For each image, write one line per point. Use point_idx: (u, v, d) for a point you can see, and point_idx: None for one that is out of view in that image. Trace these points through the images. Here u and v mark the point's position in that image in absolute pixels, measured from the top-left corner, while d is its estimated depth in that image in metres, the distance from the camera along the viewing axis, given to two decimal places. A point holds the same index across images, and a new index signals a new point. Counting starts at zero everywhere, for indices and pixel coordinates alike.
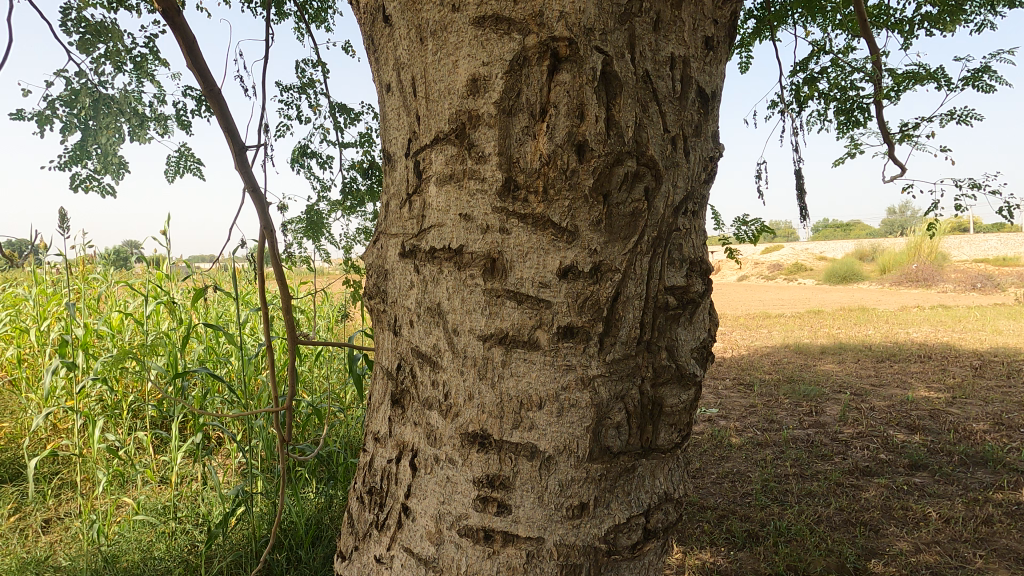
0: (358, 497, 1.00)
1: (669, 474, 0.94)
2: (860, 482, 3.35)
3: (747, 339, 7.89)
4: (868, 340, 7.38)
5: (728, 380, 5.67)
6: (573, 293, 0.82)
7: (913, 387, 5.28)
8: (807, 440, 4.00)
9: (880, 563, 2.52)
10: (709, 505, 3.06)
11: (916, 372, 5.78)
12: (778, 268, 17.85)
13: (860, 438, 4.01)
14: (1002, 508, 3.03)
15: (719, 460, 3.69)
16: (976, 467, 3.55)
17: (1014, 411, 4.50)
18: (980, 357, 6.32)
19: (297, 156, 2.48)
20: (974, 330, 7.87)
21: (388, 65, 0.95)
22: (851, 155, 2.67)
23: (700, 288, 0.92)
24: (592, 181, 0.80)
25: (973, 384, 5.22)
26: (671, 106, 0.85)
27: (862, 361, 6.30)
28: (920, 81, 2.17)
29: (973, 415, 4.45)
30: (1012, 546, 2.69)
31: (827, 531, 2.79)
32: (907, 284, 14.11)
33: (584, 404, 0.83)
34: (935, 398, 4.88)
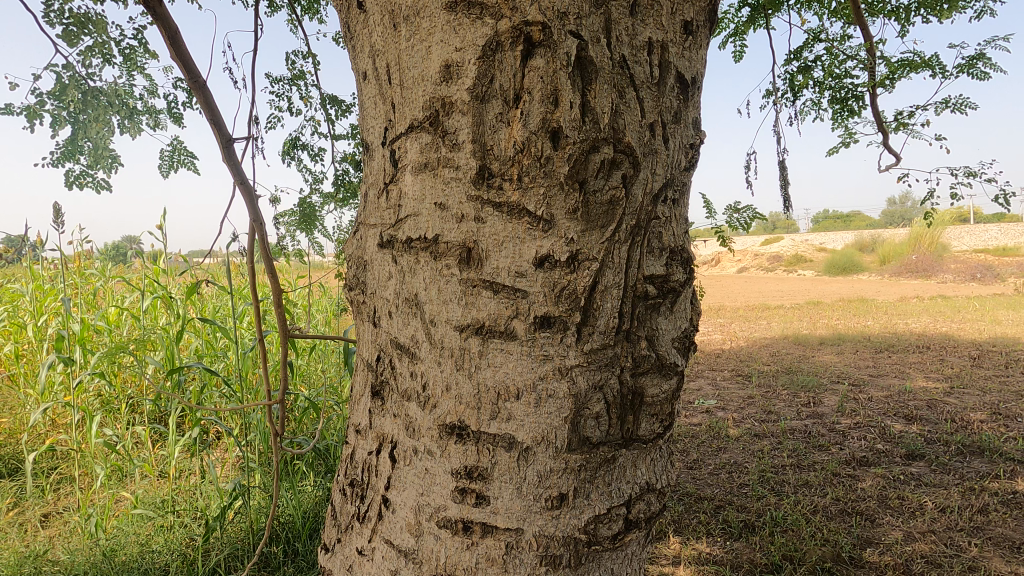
0: (341, 489, 1.00)
1: (653, 464, 0.94)
2: (857, 472, 3.36)
3: (746, 331, 7.92)
4: (866, 331, 7.40)
5: (726, 372, 5.69)
6: (549, 283, 0.81)
7: (911, 377, 5.29)
8: (804, 431, 4.01)
9: (875, 553, 2.54)
10: (706, 496, 3.08)
11: (914, 362, 5.79)
12: (777, 259, 17.85)
13: (857, 428, 4.03)
14: (999, 496, 3.04)
15: (716, 451, 3.71)
16: (973, 456, 3.56)
17: (1012, 401, 4.51)
18: (978, 346, 6.34)
19: (288, 148, 2.47)
20: (973, 320, 7.89)
21: (364, 52, 0.94)
22: (846, 144, 2.67)
23: (680, 277, 0.91)
24: (567, 168, 0.79)
25: (971, 374, 5.23)
26: (649, 92, 0.84)
27: (860, 351, 6.33)
28: (915, 69, 2.14)
29: (971, 405, 4.47)
30: (1007, 534, 2.70)
31: (823, 521, 2.79)
32: (905, 274, 14.10)
33: (562, 395, 0.83)
34: (933, 388, 4.89)
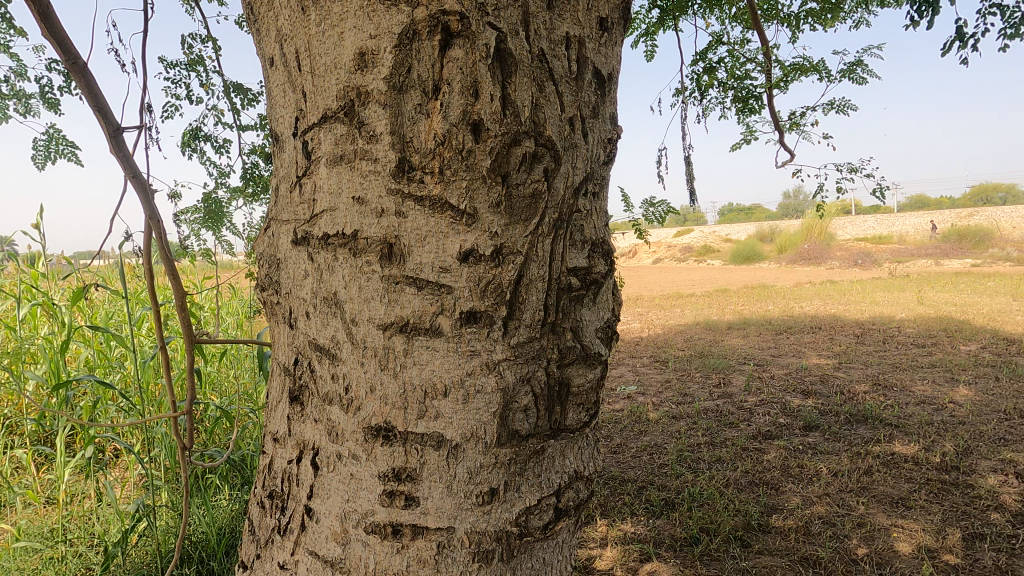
0: (259, 502, 0.94)
1: (581, 451, 0.96)
2: (762, 445, 3.64)
3: (663, 319, 8.33)
4: (767, 315, 8.02)
5: (645, 358, 5.96)
6: (474, 277, 0.80)
7: (806, 355, 5.80)
8: (716, 410, 4.29)
9: (780, 518, 2.77)
10: (629, 478, 3.22)
11: (809, 341, 6.36)
12: (688, 250, 18.91)
13: (762, 405, 4.37)
14: (880, 458, 3.41)
15: (638, 435, 3.89)
16: (859, 423, 3.97)
17: (889, 372, 5.08)
18: (861, 325, 7.07)
19: (188, 139, 2.29)
20: (857, 302, 8.78)
21: (270, 37, 0.88)
22: (747, 141, 2.86)
23: (602, 268, 0.93)
24: (489, 161, 0.78)
25: (855, 350, 5.83)
26: (568, 87, 0.85)
27: (763, 333, 6.86)
28: (805, 72, 2.33)
29: (856, 377, 4.98)
30: (888, 491, 3.04)
31: (734, 493, 3.01)
32: (799, 262, 15.41)
33: (490, 389, 0.83)
34: (824, 364, 5.40)
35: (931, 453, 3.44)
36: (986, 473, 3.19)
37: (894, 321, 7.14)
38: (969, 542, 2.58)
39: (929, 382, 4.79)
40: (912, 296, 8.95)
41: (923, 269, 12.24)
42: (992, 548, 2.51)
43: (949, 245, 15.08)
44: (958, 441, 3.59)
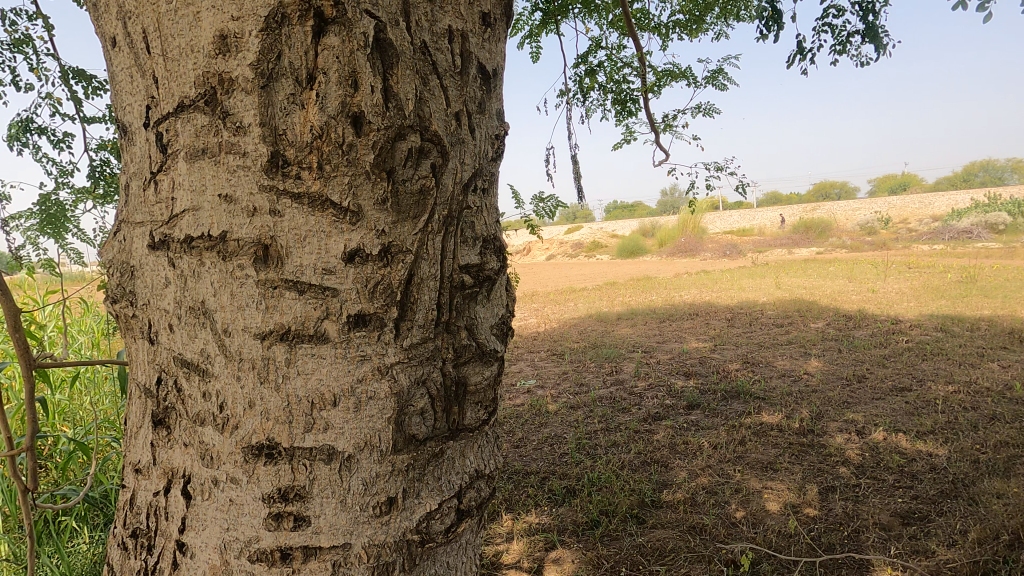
0: (120, 543, 0.84)
1: (481, 450, 0.96)
2: (652, 426, 3.91)
3: (557, 313, 8.63)
4: (652, 305, 8.61)
5: (542, 352, 6.14)
6: (362, 278, 0.77)
7: (686, 340, 6.31)
8: (610, 397, 4.53)
9: (670, 493, 2.99)
10: (532, 470, 3.30)
11: (688, 327, 6.93)
12: (579, 246, 19.75)
13: (650, 388, 4.69)
14: (751, 428, 3.80)
15: (538, 427, 3.99)
16: (732, 399, 4.39)
17: (755, 351, 5.67)
18: (730, 310, 7.83)
19: (17, 132, 1.97)
20: (726, 289, 9.71)
21: (111, 13, 0.78)
22: (627, 141, 3.03)
23: (496, 264, 0.94)
24: (372, 156, 0.75)
25: (727, 333, 6.44)
26: (452, 80, 0.84)
27: (648, 322, 7.35)
28: (675, 78, 2.52)
29: (728, 357, 5.50)
30: (759, 457, 3.39)
31: (629, 474, 3.20)
32: (677, 254, 16.71)
33: (383, 395, 0.79)
34: (702, 347, 5.91)
35: (791, 420, 3.89)
36: (834, 433, 3.68)
37: (757, 305, 7.98)
38: (824, 495, 2.95)
39: (788, 357, 5.41)
40: (770, 281, 10.06)
41: (779, 258, 13.82)
42: (841, 498, 2.89)
43: (798, 236, 17.15)
44: (812, 407, 4.10)
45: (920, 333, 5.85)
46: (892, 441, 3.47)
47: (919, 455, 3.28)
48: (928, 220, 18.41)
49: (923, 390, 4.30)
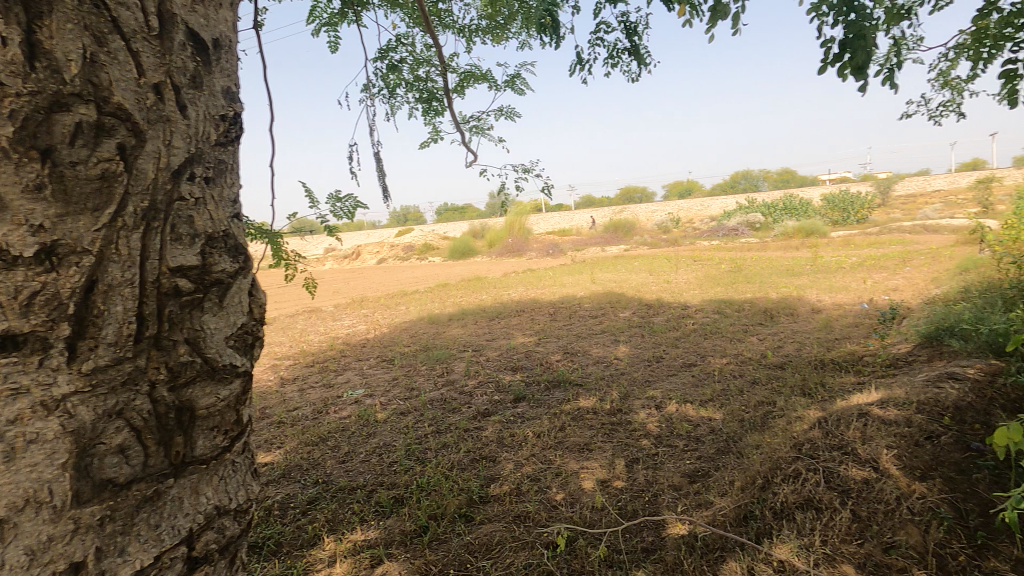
0: None
1: (224, 484, 1.18)
2: (481, 424, 4.02)
3: (388, 318, 8.41)
4: (482, 304, 8.85)
5: (372, 359, 5.92)
6: (15, 287, 0.84)
7: (513, 336, 6.60)
8: (441, 398, 4.54)
9: (497, 486, 3.09)
10: (358, 485, 3.15)
11: (515, 324, 7.25)
12: (410, 249, 19.54)
13: (479, 386, 4.80)
14: (570, 414, 4.10)
15: (366, 438, 3.83)
16: (554, 388, 4.69)
17: (574, 341, 6.13)
18: (553, 305, 8.39)
19: None
20: (549, 285, 10.39)
21: None
22: (434, 140, 3.01)
23: (225, 266, 1.12)
24: (14, 125, 0.83)
25: (550, 327, 6.88)
26: (144, 42, 0.97)
27: (478, 321, 7.53)
28: (477, 80, 2.57)
29: (551, 349, 5.88)
30: (577, 440, 3.67)
31: (458, 473, 3.24)
32: (506, 254, 17.42)
33: (56, 435, 0.88)
34: (527, 342, 6.23)
35: (603, 402, 4.27)
36: (638, 409, 4.12)
37: (576, 299, 8.66)
38: (630, 466, 3.28)
39: (601, 345, 5.95)
40: (587, 277, 11.00)
41: (594, 255, 15.21)
42: (643, 467, 3.25)
43: (609, 235, 19.07)
44: (620, 388, 4.55)
45: (703, 316, 6.87)
46: (682, 411, 4.01)
47: (701, 420, 3.83)
48: (707, 220, 21.79)
49: (705, 364, 5.04)
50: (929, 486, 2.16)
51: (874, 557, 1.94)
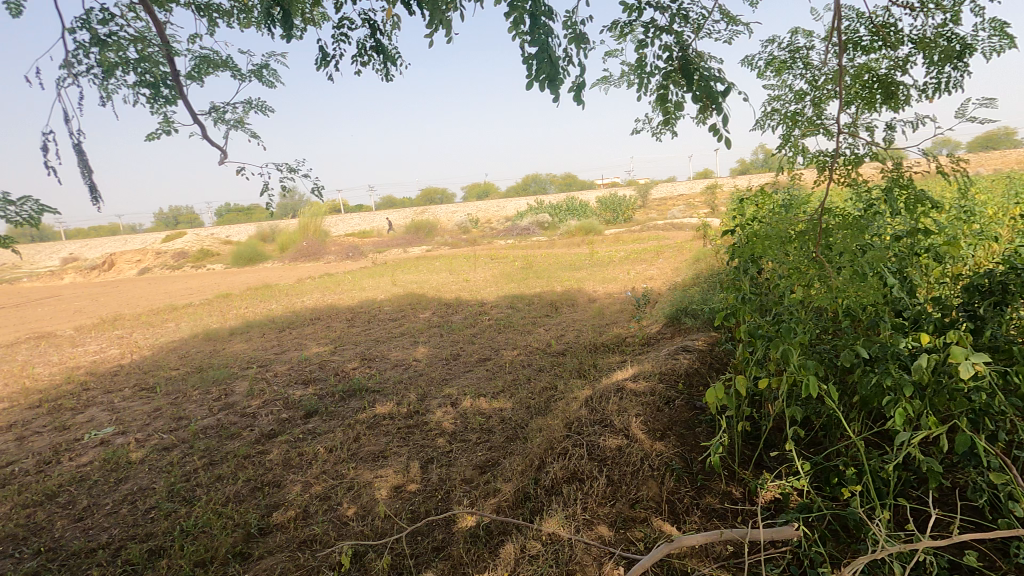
0: None
1: None
2: (264, 447, 3.66)
3: (152, 338, 7.16)
4: (271, 315, 8.08)
5: (126, 389, 4.97)
6: None
7: (306, 346, 6.15)
8: (216, 425, 4.01)
9: (281, 513, 2.84)
10: (100, 545, 2.62)
11: (309, 333, 6.77)
12: (183, 256, 16.96)
13: (264, 406, 4.36)
14: (365, 423, 3.95)
15: (115, 486, 3.20)
16: (350, 397, 4.48)
17: (372, 347, 5.95)
18: (352, 310, 8.04)
19: None
20: (348, 290, 9.94)
21: None
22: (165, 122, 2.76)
23: None
24: None
25: (347, 334, 6.57)
26: None
27: (266, 334, 6.85)
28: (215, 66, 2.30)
29: (347, 357, 5.60)
30: (372, 449, 3.55)
31: (234, 508, 2.90)
32: (301, 258, 16.20)
33: None
34: (322, 352, 5.86)
35: (400, 406, 4.21)
36: (435, 409, 4.15)
37: (376, 303, 8.43)
38: (424, 467, 3.28)
39: (400, 348, 5.88)
40: (388, 279, 10.80)
41: (396, 257, 15.01)
42: (437, 466, 3.27)
43: (412, 236, 19.01)
44: (418, 389, 4.54)
45: (498, 312, 7.23)
46: (476, 405, 4.14)
47: (493, 411, 4.00)
48: (503, 220, 23.12)
49: (498, 357, 5.30)
50: (665, 444, 2.57)
51: (623, 513, 2.24)
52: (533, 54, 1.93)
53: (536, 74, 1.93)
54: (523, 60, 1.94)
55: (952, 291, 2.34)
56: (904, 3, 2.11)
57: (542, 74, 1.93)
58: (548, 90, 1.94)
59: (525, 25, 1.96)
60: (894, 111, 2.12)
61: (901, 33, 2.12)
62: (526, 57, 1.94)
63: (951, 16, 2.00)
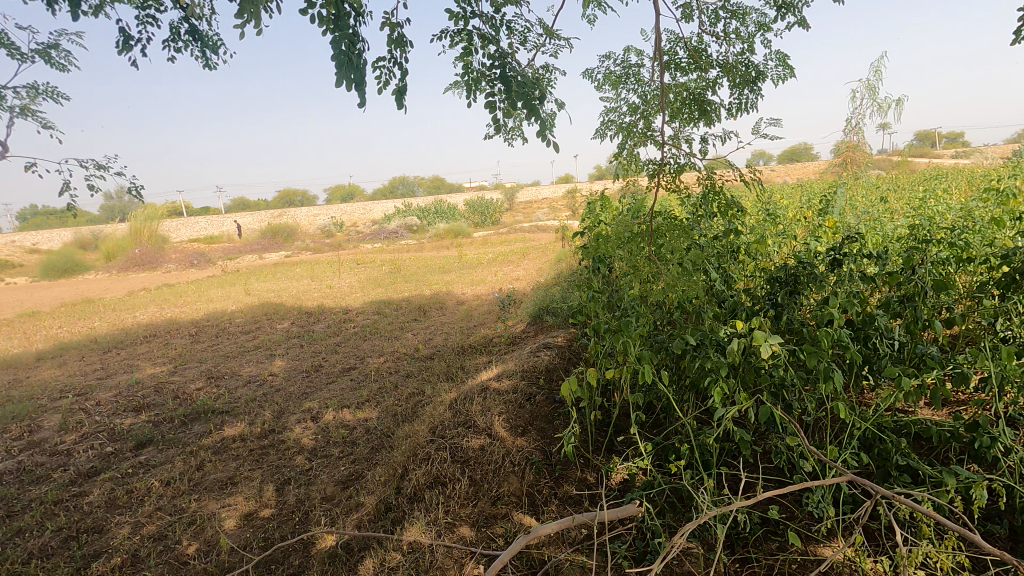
0: None
1: None
2: (82, 488, 3.16)
3: None
4: (92, 334, 6.98)
5: None
6: None
7: (138, 367, 5.41)
8: (16, 469, 3.38)
9: (102, 563, 2.47)
10: None
11: (142, 352, 5.97)
12: None
13: (82, 440, 3.76)
14: (211, 448, 3.58)
15: None
16: (192, 421, 4.03)
17: (220, 363, 5.40)
18: (197, 324, 7.24)
19: None
20: (192, 301, 8.94)
21: None
22: None
23: None
24: None
25: (190, 350, 5.90)
26: None
27: (86, 357, 5.91)
28: None
29: (190, 376, 5.03)
30: (218, 476, 3.22)
31: (39, 565, 2.47)
32: (132, 268, 14.24)
33: None
34: (159, 372, 5.19)
35: (252, 426, 3.87)
36: (293, 425, 3.88)
37: (226, 314, 7.68)
38: (280, 490, 3.05)
39: (253, 362, 5.41)
40: (240, 288, 9.89)
41: (250, 264, 13.82)
42: (294, 487, 3.05)
43: (268, 241, 17.62)
44: (274, 406, 4.21)
45: (364, 319, 6.95)
46: (339, 417, 3.94)
47: (358, 422, 3.83)
48: (370, 223, 22.39)
49: (364, 366, 5.10)
50: (526, 439, 2.66)
51: (485, 511, 2.30)
52: (341, 53, 1.93)
53: (341, 72, 1.92)
54: (332, 56, 1.92)
55: (759, 282, 2.71)
56: (712, 32, 2.41)
57: (350, 74, 1.95)
58: (353, 89, 1.96)
59: (334, 23, 1.95)
60: (706, 126, 2.42)
61: (711, 58, 2.41)
62: (331, 54, 1.92)
63: (747, 46, 2.32)
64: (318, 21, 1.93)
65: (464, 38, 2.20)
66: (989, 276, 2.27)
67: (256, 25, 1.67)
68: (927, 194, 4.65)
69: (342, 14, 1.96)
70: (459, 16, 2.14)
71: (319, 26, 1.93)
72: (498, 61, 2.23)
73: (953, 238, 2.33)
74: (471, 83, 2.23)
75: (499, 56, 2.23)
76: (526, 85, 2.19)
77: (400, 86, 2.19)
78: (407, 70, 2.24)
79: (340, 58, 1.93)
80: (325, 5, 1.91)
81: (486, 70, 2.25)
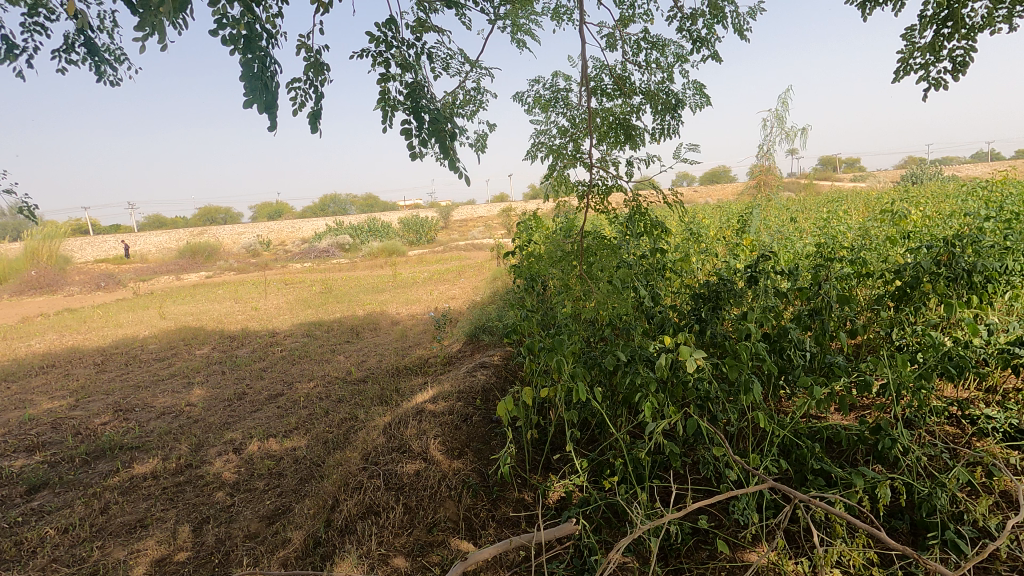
0: None
1: None
2: None
3: None
4: None
5: None
6: None
7: (33, 403, 4.87)
8: None
9: None
10: None
11: (37, 385, 5.39)
12: None
13: None
14: (118, 489, 3.26)
15: None
16: (96, 460, 3.67)
17: (130, 395, 4.96)
18: (103, 352, 6.64)
19: None
20: (99, 327, 8.21)
21: None
22: None
23: None
24: None
25: (95, 382, 5.39)
26: None
27: None
28: None
29: (94, 410, 4.58)
30: (126, 520, 2.94)
31: None
32: (27, 291, 12.94)
33: None
34: (57, 407, 4.70)
35: (167, 461, 3.57)
36: (213, 458, 3.62)
37: (137, 341, 7.10)
38: (197, 530, 2.82)
39: (169, 392, 5.00)
40: (154, 313, 9.17)
41: (166, 285, 12.92)
42: (213, 526, 2.83)
43: (186, 261, 16.56)
44: (192, 439, 3.92)
45: (292, 342, 6.62)
46: (264, 448, 3.71)
47: (285, 452, 3.62)
48: (299, 242, 21.61)
49: (292, 392, 4.84)
50: (463, 462, 2.61)
51: (420, 540, 2.24)
52: (251, 76, 1.87)
53: (253, 95, 1.85)
54: (241, 79, 1.85)
55: (684, 298, 2.81)
56: (635, 61, 2.53)
57: (259, 97, 1.88)
58: (265, 113, 1.89)
59: (244, 44, 1.89)
60: (632, 148, 2.52)
61: (634, 86, 2.52)
62: (242, 76, 1.85)
63: (667, 75, 2.45)
64: (225, 42, 1.86)
65: (383, 63, 2.19)
66: (885, 289, 2.47)
67: (158, 38, 1.57)
68: (830, 214, 5.05)
69: (252, 35, 1.89)
70: (380, 40, 2.13)
71: (227, 47, 1.86)
72: (414, 91, 2.23)
73: (853, 256, 2.54)
74: (387, 109, 2.20)
75: (416, 86, 2.24)
76: (440, 118, 2.20)
77: (315, 109, 2.14)
78: (322, 94, 2.19)
79: (252, 81, 1.86)
80: (233, 25, 1.84)
81: (403, 98, 2.24)
